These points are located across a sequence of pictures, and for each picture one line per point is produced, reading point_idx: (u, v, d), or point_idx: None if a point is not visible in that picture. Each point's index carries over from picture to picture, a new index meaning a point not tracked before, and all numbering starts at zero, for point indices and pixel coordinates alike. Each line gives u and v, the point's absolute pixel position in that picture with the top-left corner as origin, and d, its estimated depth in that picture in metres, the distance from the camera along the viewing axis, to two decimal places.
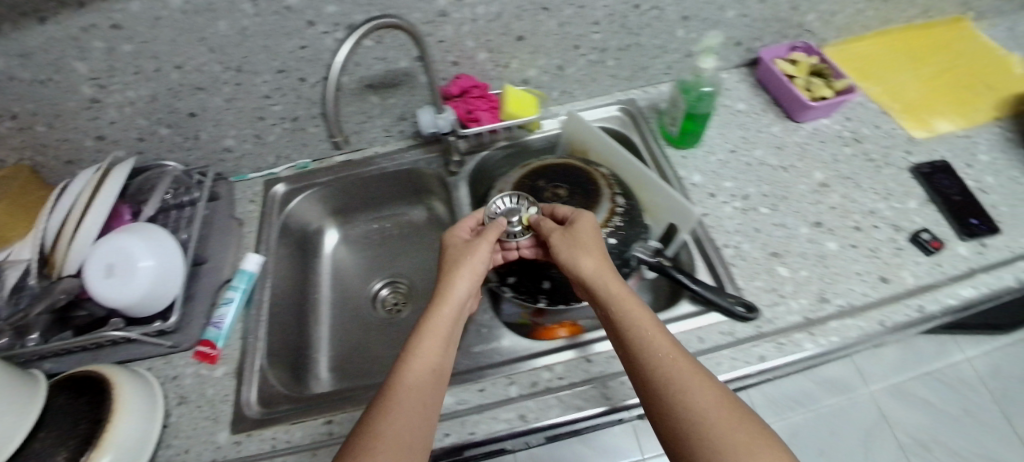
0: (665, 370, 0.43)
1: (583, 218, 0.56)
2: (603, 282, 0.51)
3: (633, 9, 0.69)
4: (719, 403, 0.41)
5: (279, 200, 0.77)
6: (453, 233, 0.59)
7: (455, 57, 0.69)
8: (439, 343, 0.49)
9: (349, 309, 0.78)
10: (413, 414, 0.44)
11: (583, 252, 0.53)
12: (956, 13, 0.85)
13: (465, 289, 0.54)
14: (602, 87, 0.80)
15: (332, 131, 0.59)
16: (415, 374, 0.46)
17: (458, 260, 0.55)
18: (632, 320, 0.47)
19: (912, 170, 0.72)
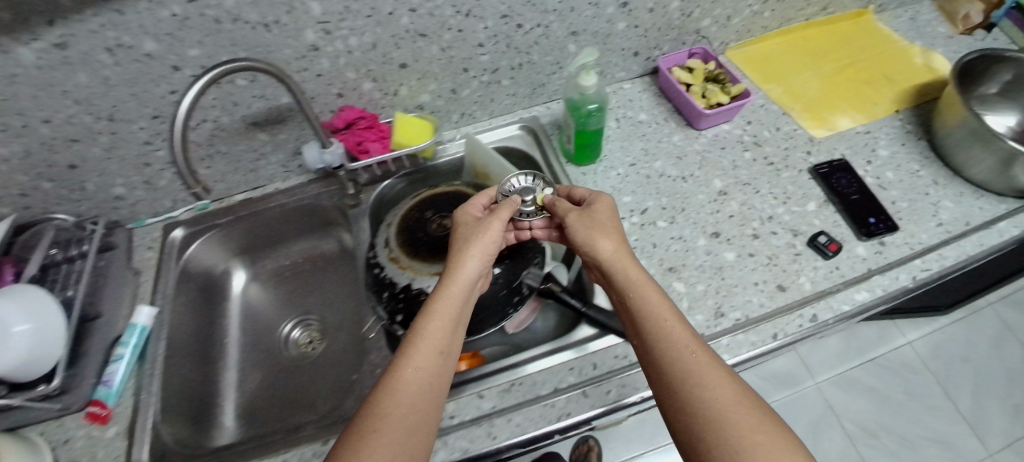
0: (679, 351, 0.44)
1: (602, 201, 0.58)
2: (621, 268, 0.51)
3: (516, 28, 0.68)
4: (730, 388, 0.41)
5: (177, 245, 0.74)
6: (463, 211, 0.58)
7: (339, 89, 0.68)
8: (447, 329, 0.49)
9: (260, 352, 0.76)
10: (414, 401, 0.44)
11: (601, 235, 0.53)
12: (857, 7, 0.86)
13: (475, 270, 0.53)
14: (503, 106, 0.80)
15: (186, 184, 0.54)
16: (421, 361, 0.46)
17: (467, 239, 0.54)
18: (649, 303, 0.48)
19: (811, 171, 0.71)
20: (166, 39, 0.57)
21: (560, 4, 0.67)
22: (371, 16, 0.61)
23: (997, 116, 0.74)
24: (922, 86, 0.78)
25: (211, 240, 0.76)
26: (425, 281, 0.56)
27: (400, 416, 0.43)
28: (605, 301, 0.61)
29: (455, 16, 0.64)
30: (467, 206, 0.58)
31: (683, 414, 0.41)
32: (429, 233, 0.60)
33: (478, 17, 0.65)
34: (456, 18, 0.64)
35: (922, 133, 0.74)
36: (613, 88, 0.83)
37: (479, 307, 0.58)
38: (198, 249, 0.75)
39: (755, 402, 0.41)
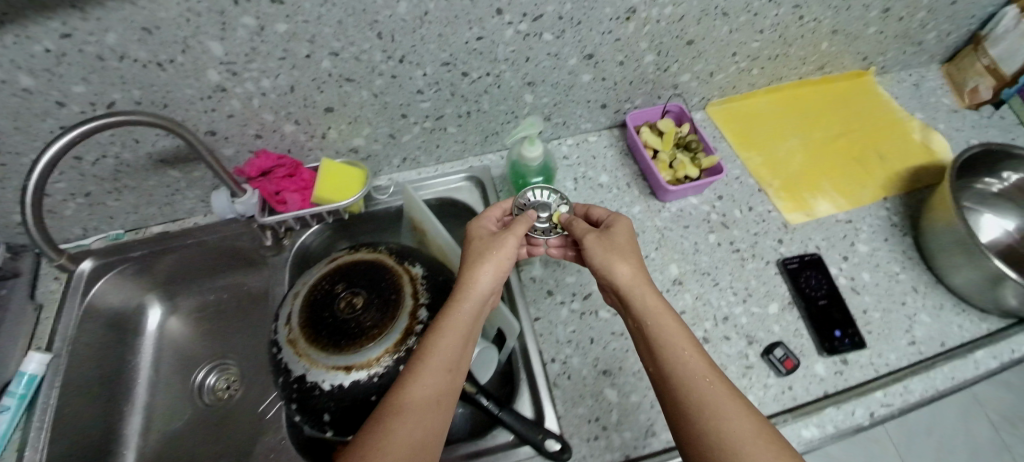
0: (695, 385, 0.44)
1: (619, 221, 0.57)
2: (639, 293, 0.50)
3: (461, 77, 0.60)
4: (748, 422, 0.41)
5: (82, 281, 0.66)
6: (475, 226, 0.58)
7: (257, 130, 0.60)
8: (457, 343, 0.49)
9: (172, 397, 0.71)
10: (422, 411, 0.45)
11: (618, 256, 0.52)
12: (858, 68, 0.78)
13: (487, 286, 0.53)
14: (452, 152, 0.72)
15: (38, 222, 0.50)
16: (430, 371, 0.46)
17: (478, 255, 0.54)
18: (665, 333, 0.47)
19: (779, 265, 0.64)
20: (43, 75, 0.49)
21: (511, 53, 0.59)
22: (284, 59, 0.53)
23: (994, 217, 0.68)
24: (916, 170, 0.71)
25: (124, 275, 0.70)
26: (320, 374, 0.51)
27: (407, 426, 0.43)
28: (528, 404, 0.54)
29: (386, 61, 0.56)
30: (481, 221, 0.58)
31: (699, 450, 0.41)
32: (335, 314, 0.53)
33: (415, 63, 0.57)
34: (388, 63, 0.56)
35: (907, 226, 0.67)
36: (577, 140, 0.76)
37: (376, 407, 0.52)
38: (106, 284, 0.68)
39: (772, 440, 0.40)
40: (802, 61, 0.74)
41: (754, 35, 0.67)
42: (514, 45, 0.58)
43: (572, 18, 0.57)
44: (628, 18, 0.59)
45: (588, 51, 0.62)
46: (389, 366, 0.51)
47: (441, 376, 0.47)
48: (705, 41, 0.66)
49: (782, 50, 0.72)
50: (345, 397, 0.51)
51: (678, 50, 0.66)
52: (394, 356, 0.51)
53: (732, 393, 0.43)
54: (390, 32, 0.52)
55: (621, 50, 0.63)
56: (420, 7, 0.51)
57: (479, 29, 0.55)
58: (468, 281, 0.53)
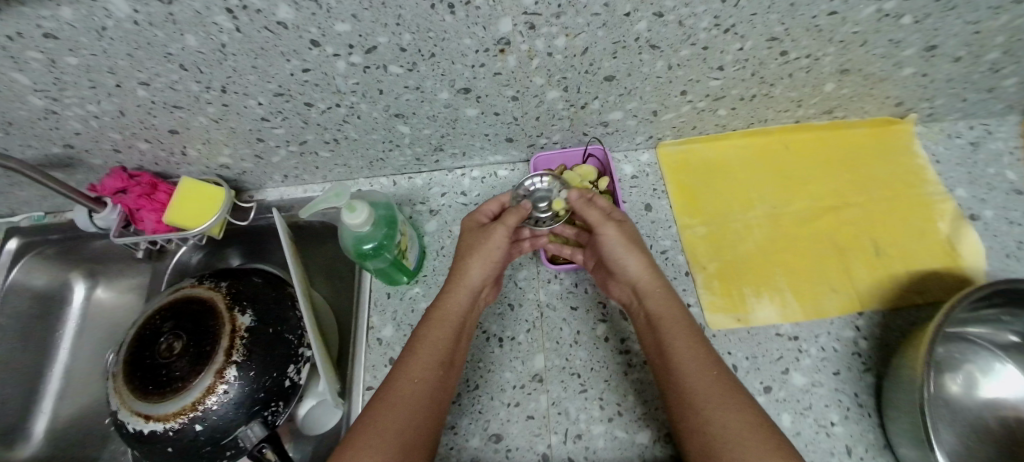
0: (696, 384, 0.39)
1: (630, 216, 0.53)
2: (650, 290, 0.48)
3: (305, 107, 0.50)
4: (752, 424, 0.36)
5: (7, 258, 0.72)
6: (470, 215, 0.55)
7: (114, 145, 0.57)
8: (450, 323, 0.48)
9: (86, 374, 0.75)
10: (417, 388, 0.43)
11: (631, 250, 0.49)
12: (889, 116, 0.61)
13: (479, 275, 0.51)
14: (338, 173, 0.65)
15: None
16: (423, 351, 0.45)
17: (475, 243, 0.52)
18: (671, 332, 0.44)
19: None
20: None
21: (356, 85, 0.47)
22: (96, 88, 0.47)
23: (1017, 370, 0.49)
24: (915, 279, 0.54)
25: (45, 256, 0.74)
26: (126, 417, 0.50)
27: (403, 402, 0.41)
28: None
29: (206, 91, 0.47)
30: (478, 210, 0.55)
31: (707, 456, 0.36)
32: (154, 357, 0.52)
33: (241, 93, 0.48)
34: (210, 92, 0.48)
35: (875, 358, 0.50)
36: (485, 172, 0.65)
37: (175, 459, 0.50)
38: (25, 264, 0.72)
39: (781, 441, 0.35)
40: (793, 103, 0.57)
41: (709, 71, 0.49)
42: (355, 78, 0.46)
43: (420, 50, 0.43)
44: (501, 50, 0.44)
45: (459, 84, 0.48)
46: (185, 423, 0.48)
47: (436, 353, 0.45)
48: (632, 76, 0.49)
49: (761, 90, 0.53)
50: (144, 445, 0.49)
51: (594, 86, 0.50)
52: (193, 413, 0.49)
53: (739, 393, 0.39)
54: (193, 63, 0.44)
55: (509, 85, 0.49)
56: (211, 39, 0.41)
57: (300, 61, 0.43)
58: (464, 267, 0.51)
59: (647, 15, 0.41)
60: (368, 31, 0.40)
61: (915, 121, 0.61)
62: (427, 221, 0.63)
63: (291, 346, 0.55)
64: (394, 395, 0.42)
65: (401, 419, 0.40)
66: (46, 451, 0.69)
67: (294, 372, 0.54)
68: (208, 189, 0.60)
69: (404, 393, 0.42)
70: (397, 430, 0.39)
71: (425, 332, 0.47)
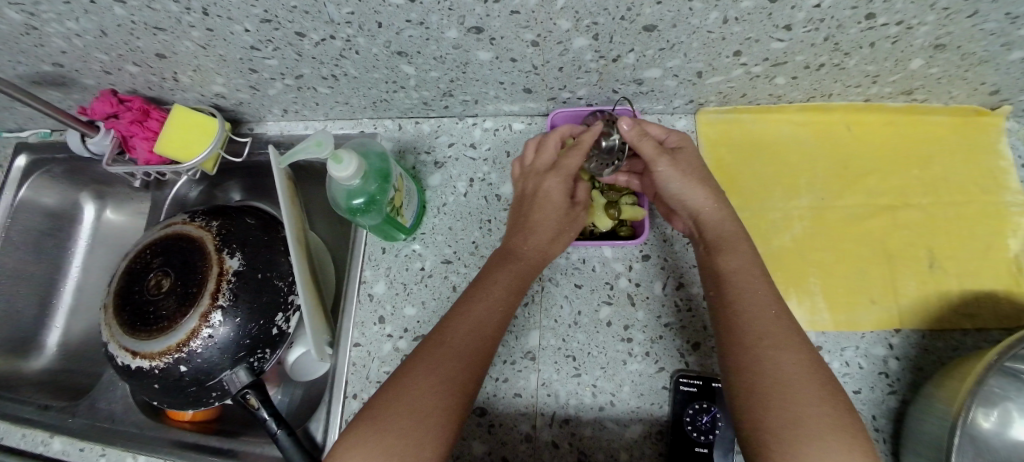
0: (777, 356, 0.33)
1: (687, 141, 0.47)
2: (728, 249, 0.40)
3: (298, 37, 0.45)
4: (831, 412, 0.30)
5: (19, 175, 0.70)
6: (552, 182, 0.47)
7: (103, 67, 0.53)
8: (520, 284, 0.44)
9: (96, 295, 0.75)
10: (471, 341, 0.39)
11: (695, 179, 0.43)
12: (978, 105, 0.51)
13: (552, 246, 0.47)
14: (340, 112, 0.60)
15: None
16: (485, 304, 0.41)
17: (555, 221, 0.47)
18: (751, 299, 0.36)
19: (670, 378, 0.48)
20: None
21: (351, 15, 0.41)
22: (68, 4, 0.42)
23: None
24: (968, 300, 0.48)
25: (52, 176, 0.72)
26: (113, 348, 0.51)
27: (457, 356, 0.37)
28: (320, 429, 0.52)
29: (187, 12, 0.43)
30: (554, 181, 0.47)
31: (762, 440, 0.31)
32: (143, 292, 0.51)
33: (226, 17, 0.43)
34: (192, 15, 0.43)
35: (906, 382, 0.46)
36: (498, 124, 0.59)
37: (161, 394, 0.50)
38: (33, 181, 0.71)
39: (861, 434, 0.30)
40: (866, 78, 0.48)
41: (773, 30, 0.41)
42: (349, 7, 0.40)
43: None
44: None
45: (469, 23, 0.42)
46: (168, 363, 0.48)
47: (499, 312, 0.41)
48: (677, 28, 0.41)
49: (832, 59, 0.44)
50: (132, 377, 0.50)
51: (630, 37, 0.43)
52: (176, 355, 0.48)
53: (825, 372, 0.33)
54: None
55: (529, 27, 0.42)
56: None
57: None
58: (540, 240, 0.46)
59: None
60: None
61: (1007, 116, 0.52)
62: (431, 174, 0.58)
63: (280, 293, 0.53)
64: (438, 351, 0.38)
65: (457, 373, 0.37)
66: (58, 364, 0.71)
67: (282, 321, 0.53)
68: (196, 118, 0.56)
69: (458, 348, 0.38)
70: (451, 386, 0.36)
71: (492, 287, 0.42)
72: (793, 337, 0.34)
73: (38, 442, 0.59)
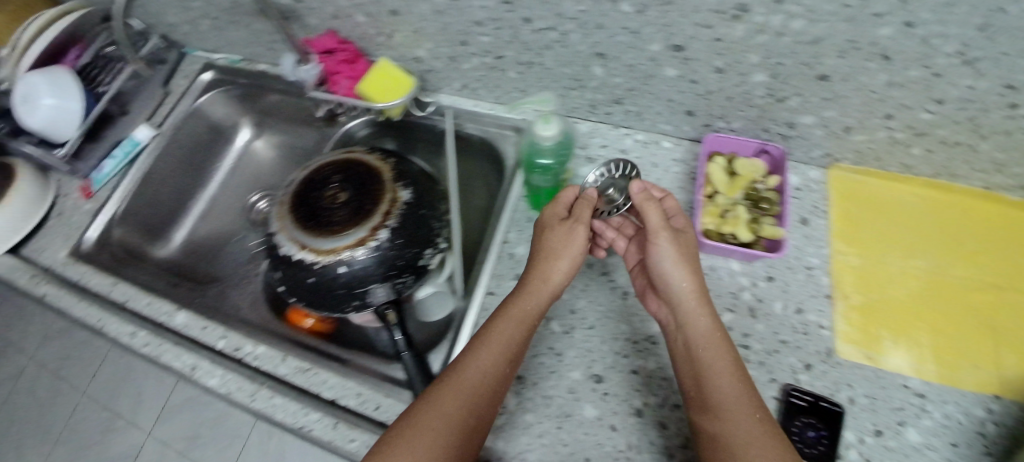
0: None
1: (684, 223, 0.51)
2: (721, 411, 0.40)
3: (523, 22, 0.54)
4: None
5: (201, 87, 0.81)
6: (551, 213, 0.54)
7: (334, 11, 0.62)
8: (527, 330, 0.47)
9: (228, 204, 0.84)
10: (481, 381, 0.43)
11: (683, 266, 0.48)
12: None
13: (558, 285, 0.50)
14: (512, 96, 0.67)
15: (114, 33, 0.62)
16: (497, 348, 0.45)
17: (559, 246, 0.51)
18: (724, 427, 0.39)
19: (780, 389, 0.52)
20: None
21: (581, 13, 0.51)
22: None
23: None
24: None
25: (226, 94, 0.82)
26: (281, 240, 0.57)
27: (462, 400, 0.41)
28: (439, 360, 0.57)
29: None
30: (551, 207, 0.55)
31: None
32: (320, 199, 0.58)
33: None
34: None
35: (1001, 445, 0.48)
36: (649, 138, 0.65)
37: (313, 290, 0.57)
38: (213, 96, 0.81)
39: None
40: (992, 165, 0.54)
41: (928, 101, 0.48)
42: (584, 5, 0.50)
43: None
44: (737, 17, 0.46)
45: (676, 40, 0.51)
46: (333, 263, 0.55)
47: (508, 358, 0.45)
48: (846, 83, 0.49)
49: (969, 139, 0.51)
50: (293, 269, 0.56)
51: (804, 82, 0.51)
52: (341, 258, 0.55)
53: None
54: None
55: (722, 55, 0.51)
56: None
57: None
58: (548, 282, 0.49)
59: (897, 22, 0.41)
60: None
61: None
62: (582, 167, 0.65)
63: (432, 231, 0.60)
64: (451, 389, 0.42)
65: (457, 421, 0.40)
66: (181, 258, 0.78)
67: (429, 256, 0.59)
68: (398, 70, 0.64)
69: (465, 389, 0.42)
70: (454, 431, 0.39)
71: (506, 330, 0.46)
72: (781, 459, 0.37)
73: (161, 313, 0.64)
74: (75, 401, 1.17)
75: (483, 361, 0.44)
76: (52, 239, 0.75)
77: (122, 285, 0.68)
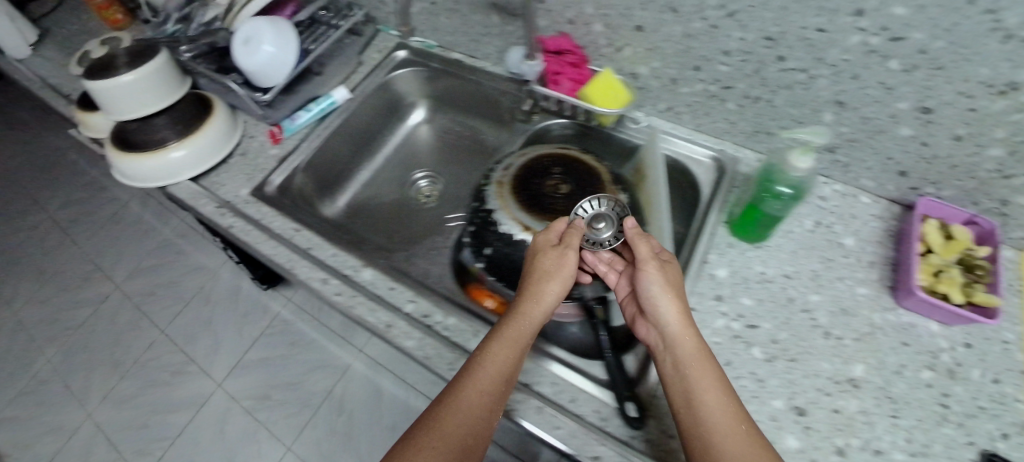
0: None
1: (669, 256, 0.52)
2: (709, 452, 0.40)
3: (776, 59, 0.58)
4: None
5: (394, 63, 0.86)
6: (544, 237, 0.53)
7: (573, 16, 0.67)
8: (519, 348, 0.46)
9: (393, 176, 0.89)
10: (484, 404, 0.43)
11: (670, 292, 0.48)
12: None
13: (552, 303, 0.49)
14: (716, 128, 0.71)
15: None
16: (494, 366, 0.44)
17: (552, 268, 0.50)
18: (715, 447, 0.40)
19: (982, 454, 0.50)
20: None
21: (842, 61, 0.55)
22: None
23: None
24: None
25: (415, 74, 0.87)
26: (503, 218, 0.59)
27: (462, 418, 0.42)
28: (633, 363, 0.58)
29: (715, 9, 0.57)
30: (544, 232, 0.54)
31: None
32: (541, 185, 0.61)
33: (742, 24, 0.57)
34: (717, 12, 0.57)
35: None
36: (847, 190, 0.68)
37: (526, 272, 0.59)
38: (406, 73, 0.86)
39: None
40: None
41: None
42: (850, 54, 0.53)
43: (936, 59, 0.49)
44: (1000, 93, 0.48)
45: (926, 104, 0.53)
46: None
47: (505, 374, 0.44)
48: None
49: None
50: (512, 247, 0.59)
51: None
52: None
53: None
54: None
55: (969, 125, 0.53)
56: None
57: (828, 20, 0.52)
58: (542, 311, 0.48)
59: None
60: (915, 24, 0.47)
61: None
62: None
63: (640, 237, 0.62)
64: (446, 415, 0.42)
65: (456, 439, 0.41)
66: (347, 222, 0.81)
67: None
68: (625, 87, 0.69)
69: (467, 408, 0.42)
70: (455, 448, 0.40)
71: (499, 349, 0.45)
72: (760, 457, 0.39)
73: (347, 266, 0.66)
74: (148, 337, 1.30)
75: (481, 377, 0.44)
76: (233, 175, 0.78)
77: (306, 232, 0.70)
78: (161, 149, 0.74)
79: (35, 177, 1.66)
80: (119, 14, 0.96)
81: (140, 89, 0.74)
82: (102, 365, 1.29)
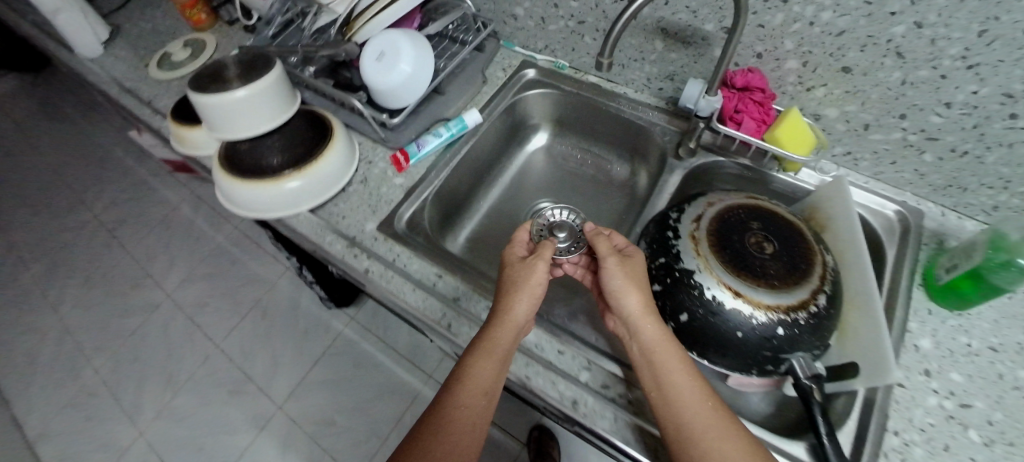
0: None
1: (637, 253, 0.58)
2: (674, 427, 0.47)
3: (1006, 117, 0.53)
4: None
5: (524, 83, 0.81)
6: (518, 249, 0.60)
7: (763, 50, 0.62)
8: (503, 359, 0.51)
9: (514, 210, 0.83)
10: (472, 410, 0.49)
11: (632, 288, 0.53)
12: None
13: (525, 313, 0.53)
14: (899, 178, 0.66)
15: (602, 52, 0.53)
16: (480, 378, 0.49)
17: (520, 280, 0.54)
18: (688, 426, 0.46)
19: None
20: None
21: None
22: (872, 4, 0.51)
23: None
24: None
25: (545, 96, 0.81)
26: (707, 280, 0.53)
27: (463, 432, 0.48)
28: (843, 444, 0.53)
29: (953, 59, 0.51)
30: (514, 247, 0.60)
31: None
32: (743, 244, 0.54)
33: (980, 77, 0.51)
34: (954, 62, 0.51)
35: None
36: None
37: (731, 343, 0.53)
38: (535, 95, 0.81)
39: None
40: None
41: None
42: None
43: None
44: None
45: None
46: (773, 319, 0.50)
47: (488, 384, 0.49)
48: None
49: None
50: (717, 316, 0.52)
51: None
52: (780, 316, 0.50)
53: None
54: (999, 36, 0.47)
55: None
56: None
57: None
58: (518, 321, 0.52)
59: None
60: None
61: None
62: None
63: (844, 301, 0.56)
64: (443, 430, 0.48)
65: (458, 446, 0.47)
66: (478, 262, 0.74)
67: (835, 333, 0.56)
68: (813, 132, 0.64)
69: (462, 422, 0.48)
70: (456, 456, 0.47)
71: (483, 364, 0.50)
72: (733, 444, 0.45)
73: None
74: (206, 351, 1.29)
75: (470, 392, 0.49)
76: (354, 206, 0.70)
77: (449, 278, 0.62)
78: (278, 177, 0.66)
79: (115, 179, 1.70)
80: (203, 14, 0.99)
81: (256, 103, 0.66)
82: (156, 375, 1.28)
